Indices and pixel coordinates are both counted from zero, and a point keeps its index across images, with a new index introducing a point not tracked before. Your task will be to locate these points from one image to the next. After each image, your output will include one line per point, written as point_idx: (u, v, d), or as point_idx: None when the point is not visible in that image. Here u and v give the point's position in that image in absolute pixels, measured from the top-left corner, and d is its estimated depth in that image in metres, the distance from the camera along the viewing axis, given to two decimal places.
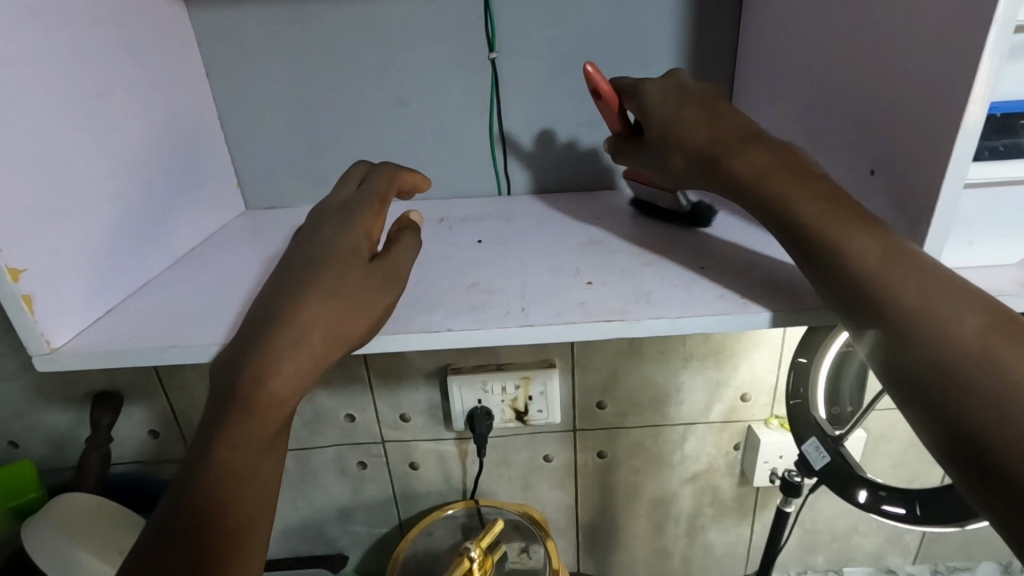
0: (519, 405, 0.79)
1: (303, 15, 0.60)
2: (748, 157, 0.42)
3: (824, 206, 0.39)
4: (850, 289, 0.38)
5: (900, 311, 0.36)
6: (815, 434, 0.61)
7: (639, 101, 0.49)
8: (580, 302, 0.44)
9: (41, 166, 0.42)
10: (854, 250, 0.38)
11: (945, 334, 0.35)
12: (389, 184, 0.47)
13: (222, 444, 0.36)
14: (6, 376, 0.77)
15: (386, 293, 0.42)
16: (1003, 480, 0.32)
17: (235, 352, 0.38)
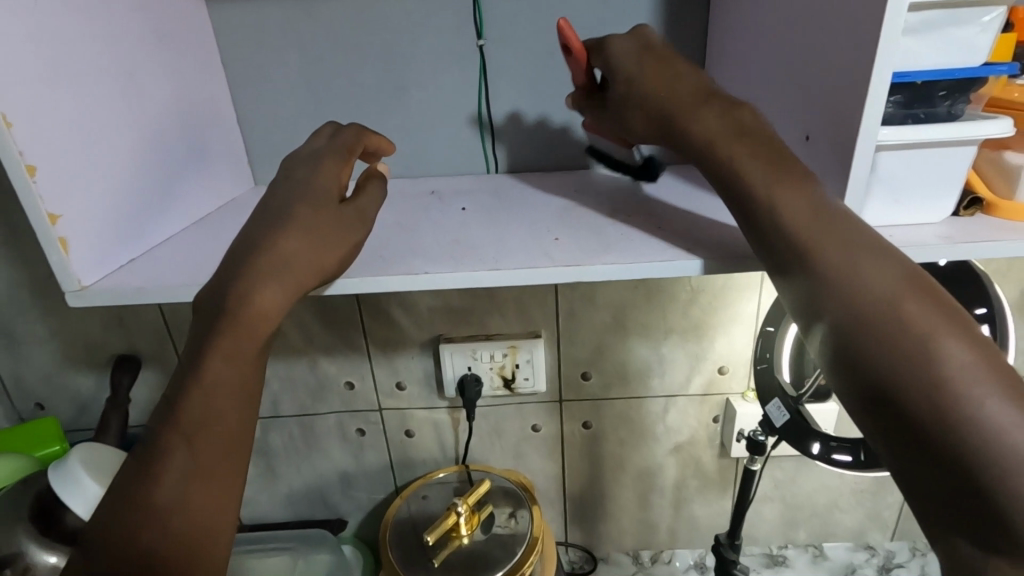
0: (507, 372, 0.84)
1: (309, 6, 0.66)
2: (700, 120, 0.46)
3: (762, 165, 0.43)
4: (785, 244, 0.41)
5: (830, 271, 0.39)
6: (777, 396, 0.65)
7: (606, 57, 0.54)
8: (548, 253, 0.49)
9: (79, 131, 0.48)
10: (787, 207, 0.41)
11: (867, 296, 0.38)
12: (356, 138, 0.53)
13: (211, 359, 0.42)
14: (37, 340, 0.84)
15: (354, 231, 0.48)
16: (917, 432, 0.35)
17: (219, 283, 0.43)
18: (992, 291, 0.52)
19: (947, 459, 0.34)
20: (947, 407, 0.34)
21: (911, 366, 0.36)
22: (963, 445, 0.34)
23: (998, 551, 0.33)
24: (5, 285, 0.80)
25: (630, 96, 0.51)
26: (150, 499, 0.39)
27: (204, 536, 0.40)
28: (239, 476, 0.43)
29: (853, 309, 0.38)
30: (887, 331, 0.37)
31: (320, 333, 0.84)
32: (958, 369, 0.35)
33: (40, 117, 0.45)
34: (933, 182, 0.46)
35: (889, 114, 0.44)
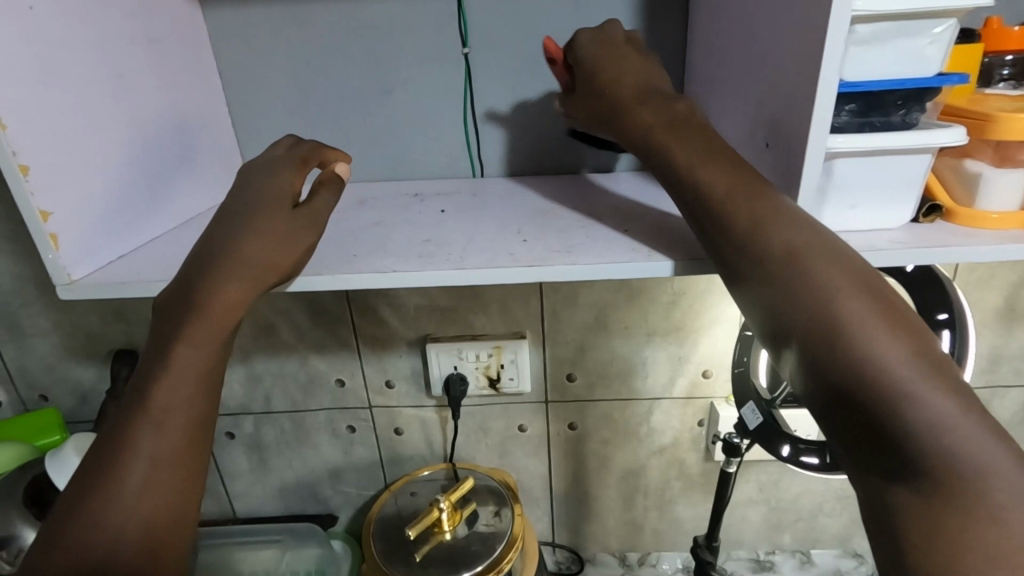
0: (492, 372, 0.86)
1: (300, 14, 0.69)
2: (640, 109, 0.50)
3: (691, 148, 0.46)
4: (719, 222, 0.44)
5: (752, 237, 0.42)
6: (751, 399, 0.66)
7: (574, 49, 0.57)
8: (513, 253, 0.52)
9: (72, 132, 0.51)
10: (710, 181, 0.45)
11: (781, 255, 0.41)
12: (314, 152, 0.56)
13: (180, 346, 0.45)
14: (40, 333, 0.87)
15: (308, 235, 0.50)
16: (844, 398, 0.37)
17: (186, 279, 0.47)
18: (950, 291, 0.55)
19: (849, 400, 0.37)
20: (847, 351, 0.37)
21: (823, 319, 0.38)
22: (861, 385, 0.36)
23: (902, 483, 0.35)
24: (10, 280, 0.83)
25: (589, 89, 0.54)
26: (117, 487, 0.42)
27: (171, 522, 0.44)
28: (197, 470, 0.46)
29: (770, 271, 0.41)
30: (796, 286, 0.40)
31: (310, 330, 0.87)
32: (855, 317, 0.38)
33: (33, 119, 0.47)
34: (889, 190, 0.47)
35: (845, 122, 0.46)
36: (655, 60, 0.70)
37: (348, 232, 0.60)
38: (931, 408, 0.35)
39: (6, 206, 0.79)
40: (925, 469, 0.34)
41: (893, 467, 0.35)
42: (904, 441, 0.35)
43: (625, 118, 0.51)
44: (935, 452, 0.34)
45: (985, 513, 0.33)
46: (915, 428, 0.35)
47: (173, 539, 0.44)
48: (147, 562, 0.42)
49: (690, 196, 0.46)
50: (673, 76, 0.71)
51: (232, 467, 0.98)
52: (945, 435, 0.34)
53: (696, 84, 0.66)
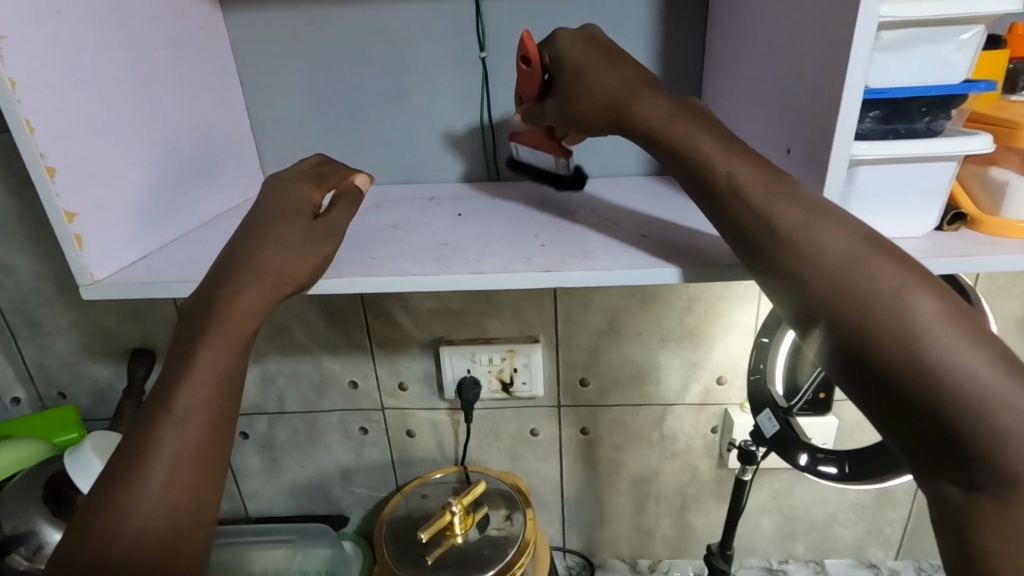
0: (505, 376, 0.86)
1: (319, 18, 0.70)
2: (650, 107, 0.49)
3: (716, 146, 0.46)
4: (762, 222, 0.43)
5: (805, 239, 0.41)
6: (768, 406, 0.66)
7: (555, 52, 0.55)
8: (530, 258, 0.52)
9: (97, 135, 0.51)
10: (744, 180, 0.44)
11: (838, 258, 0.40)
12: (343, 170, 0.58)
13: (204, 348, 0.46)
14: (59, 331, 0.88)
15: (325, 245, 0.51)
16: (915, 400, 0.37)
17: (209, 284, 0.48)
18: (977, 302, 0.53)
19: (927, 406, 0.37)
20: (919, 356, 0.37)
21: (886, 321, 0.38)
22: (940, 391, 0.36)
23: (977, 487, 0.36)
24: (31, 279, 0.85)
25: (580, 88, 0.53)
26: (141, 481, 0.42)
27: (192, 517, 0.44)
28: (218, 466, 0.46)
29: (799, 253, 0.41)
30: (861, 290, 0.39)
31: (324, 331, 0.87)
32: (925, 319, 0.37)
33: (62, 123, 0.48)
34: (912, 198, 0.46)
35: (868, 129, 0.45)
36: (673, 64, 0.70)
37: (365, 234, 0.60)
38: (1013, 412, 0.35)
39: (29, 206, 0.80)
40: (1003, 468, 0.35)
41: (970, 469, 0.36)
42: (987, 445, 0.35)
43: (632, 114, 0.50)
44: (1015, 458, 0.35)
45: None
46: (999, 432, 0.35)
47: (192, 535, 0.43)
48: (165, 556, 0.41)
49: (721, 193, 0.45)
50: (691, 81, 0.71)
51: (244, 466, 0.99)
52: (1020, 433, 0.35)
53: (715, 89, 0.66)
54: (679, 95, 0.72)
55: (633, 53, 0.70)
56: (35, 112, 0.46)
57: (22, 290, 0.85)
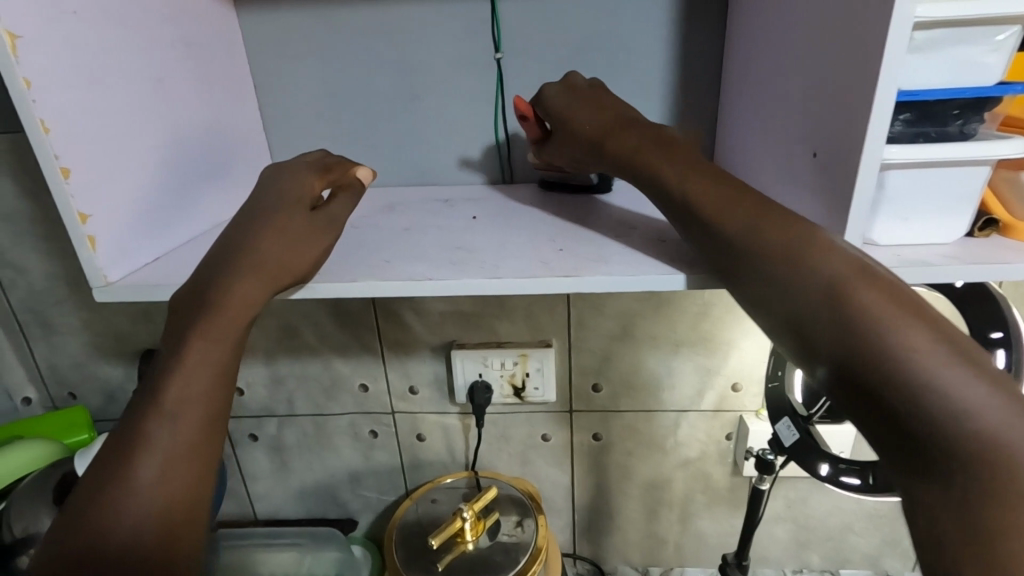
0: (517, 380, 0.85)
1: (333, 18, 0.69)
2: (625, 138, 0.52)
3: (675, 164, 0.48)
4: (713, 226, 0.44)
5: (748, 240, 0.42)
6: (787, 415, 0.64)
7: (547, 106, 0.60)
8: (548, 262, 0.51)
9: (110, 136, 0.51)
10: (698, 191, 0.45)
11: (776, 253, 0.40)
12: (341, 164, 0.59)
13: (195, 341, 0.46)
14: (71, 332, 0.88)
15: (324, 237, 0.52)
16: (860, 387, 0.35)
17: (204, 276, 0.48)
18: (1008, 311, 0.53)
19: (865, 395, 0.35)
20: (853, 343, 0.36)
21: (826, 310, 0.37)
22: (877, 378, 0.35)
23: (933, 475, 0.33)
24: (44, 279, 0.84)
25: (566, 133, 0.57)
26: (129, 485, 0.41)
27: (183, 517, 0.42)
28: (211, 463, 0.45)
29: (746, 253, 0.42)
30: (800, 284, 0.39)
31: (335, 333, 0.87)
32: (864, 306, 0.36)
33: (76, 123, 0.48)
34: (943, 203, 0.45)
35: (898, 132, 0.44)
36: (691, 67, 0.69)
37: (380, 237, 0.60)
38: (954, 395, 0.33)
39: (42, 206, 0.80)
40: (950, 450, 0.32)
41: (919, 461, 0.34)
42: (929, 432, 0.33)
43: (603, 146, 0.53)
44: (962, 437, 0.32)
45: (1018, 496, 0.31)
46: (937, 416, 0.33)
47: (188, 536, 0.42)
48: (161, 552, 0.41)
49: (680, 208, 0.46)
50: (708, 84, 0.70)
51: (254, 468, 0.98)
52: (960, 413, 0.33)
53: (734, 92, 0.64)
54: (697, 98, 0.71)
55: (650, 54, 0.69)
56: (50, 112, 0.45)
57: (34, 289, 0.85)
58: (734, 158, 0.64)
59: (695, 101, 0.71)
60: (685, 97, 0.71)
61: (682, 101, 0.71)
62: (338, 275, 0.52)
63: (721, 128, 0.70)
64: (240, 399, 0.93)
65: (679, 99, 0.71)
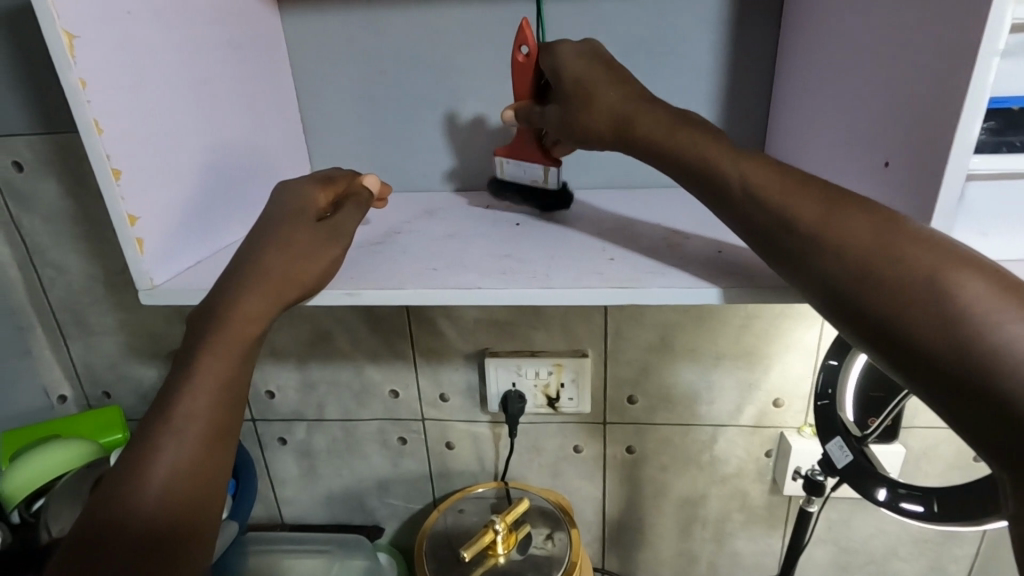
0: (551, 391, 0.84)
1: (377, 22, 0.69)
2: (654, 122, 0.50)
3: (724, 152, 0.47)
4: (780, 217, 0.42)
5: (826, 232, 0.41)
6: (839, 434, 0.62)
7: (553, 57, 0.56)
8: (600, 272, 0.50)
9: (159, 138, 0.51)
10: (759, 180, 0.44)
11: (857, 248, 0.39)
12: (349, 179, 0.60)
13: (204, 353, 0.47)
14: (106, 332, 0.88)
15: (332, 247, 0.51)
16: (967, 389, 0.34)
17: (216, 291, 0.49)
18: None
19: (970, 390, 0.34)
20: (962, 337, 0.34)
21: (921, 305, 0.36)
22: (984, 375, 0.33)
23: None
24: (82, 279, 0.85)
25: (578, 100, 0.54)
26: (140, 485, 0.43)
27: (196, 514, 0.45)
28: (222, 472, 0.47)
29: (824, 242, 0.40)
30: (889, 275, 0.38)
31: (366, 337, 0.86)
32: (971, 297, 0.35)
33: (127, 126, 0.47)
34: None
35: (981, 141, 0.41)
36: (740, 72, 0.68)
37: (423, 243, 0.59)
38: None
39: (84, 207, 0.80)
40: None
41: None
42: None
43: (628, 130, 0.51)
44: None
45: None
46: None
47: (202, 529, 0.45)
48: (166, 554, 0.42)
49: (738, 197, 0.45)
50: (757, 89, 0.68)
51: (282, 472, 0.98)
52: None
53: (791, 98, 0.62)
54: (746, 104, 0.69)
55: (699, 60, 0.68)
56: (104, 114, 0.45)
57: (73, 289, 0.86)
58: (791, 165, 0.62)
59: (743, 108, 0.69)
60: (733, 103, 0.69)
61: (729, 106, 0.69)
62: (387, 282, 0.51)
63: (772, 134, 0.67)
64: (270, 402, 0.92)
65: (727, 106, 0.69)
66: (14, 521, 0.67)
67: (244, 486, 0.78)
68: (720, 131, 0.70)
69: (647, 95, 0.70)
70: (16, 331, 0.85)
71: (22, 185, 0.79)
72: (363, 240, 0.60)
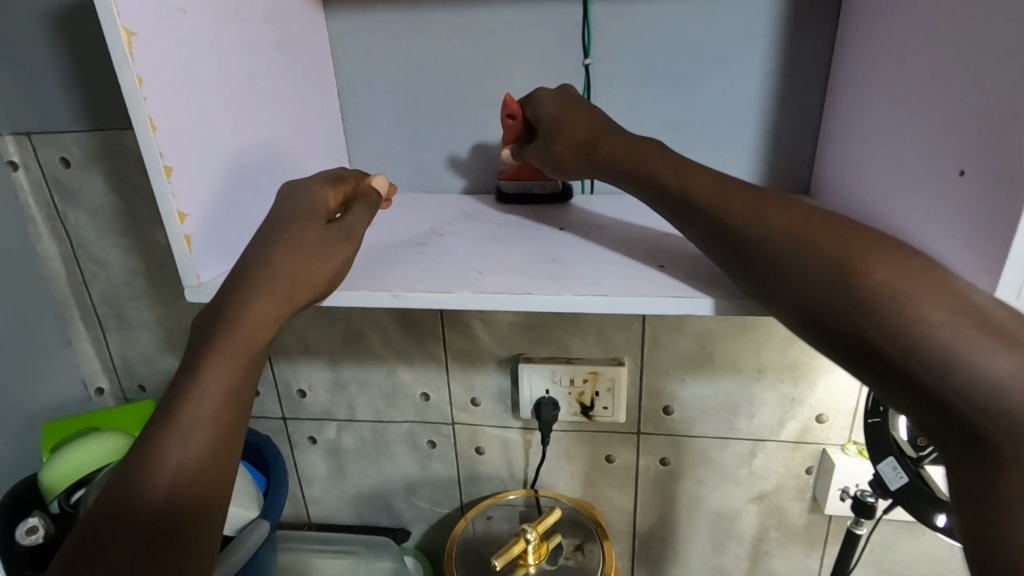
0: (586, 399, 0.82)
1: (422, 22, 0.68)
2: (609, 144, 0.55)
3: (661, 162, 0.51)
4: (716, 218, 0.46)
5: (761, 229, 0.43)
6: (892, 455, 0.59)
7: (536, 107, 0.61)
8: (654, 279, 0.50)
9: (209, 135, 0.51)
10: (695, 186, 0.48)
11: (785, 239, 0.42)
12: (360, 179, 0.60)
13: (213, 358, 0.46)
14: (145, 326, 0.90)
15: (344, 249, 0.52)
16: (892, 367, 0.36)
17: (222, 295, 0.49)
18: None
19: (890, 369, 0.36)
20: (873, 319, 0.37)
21: (838, 291, 0.38)
22: (902, 351, 0.36)
23: (983, 456, 0.34)
24: (122, 273, 0.86)
25: (556, 135, 0.59)
26: (149, 486, 0.42)
27: (203, 513, 0.44)
28: (228, 479, 0.47)
29: (755, 239, 0.43)
30: (813, 266, 0.40)
31: (399, 339, 0.85)
32: (885, 284, 0.37)
33: (180, 124, 0.47)
34: None
35: None
36: (793, 76, 0.66)
37: (466, 245, 0.58)
38: (981, 366, 0.33)
39: (126, 202, 0.81)
40: (989, 424, 0.33)
41: (964, 428, 0.34)
42: (966, 404, 0.34)
43: (601, 157, 0.55)
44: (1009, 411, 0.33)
45: None
46: (970, 390, 0.33)
47: (206, 534, 0.44)
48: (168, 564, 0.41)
49: (680, 203, 0.48)
50: (810, 93, 0.66)
51: (310, 471, 0.98)
52: (991, 384, 0.33)
53: (847, 103, 0.60)
54: (799, 108, 0.67)
55: (750, 64, 0.66)
56: (158, 111, 0.45)
57: (114, 282, 0.87)
58: (847, 172, 0.60)
59: (794, 114, 0.67)
60: (784, 107, 0.67)
61: (781, 111, 0.67)
62: (434, 285, 0.50)
63: (825, 140, 0.65)
64: (302, 401, 0.93)
65: (777, 112, 0.67)
66: (53, 511, 0.69)
67: (275, 488, 0.78)
68: (771, 137, 0.68)
69: (695, 98, 0.68)
70: (58, 323, 0.87)
71: (69, 181, 0.81)
72: (408, 241, 0.60)
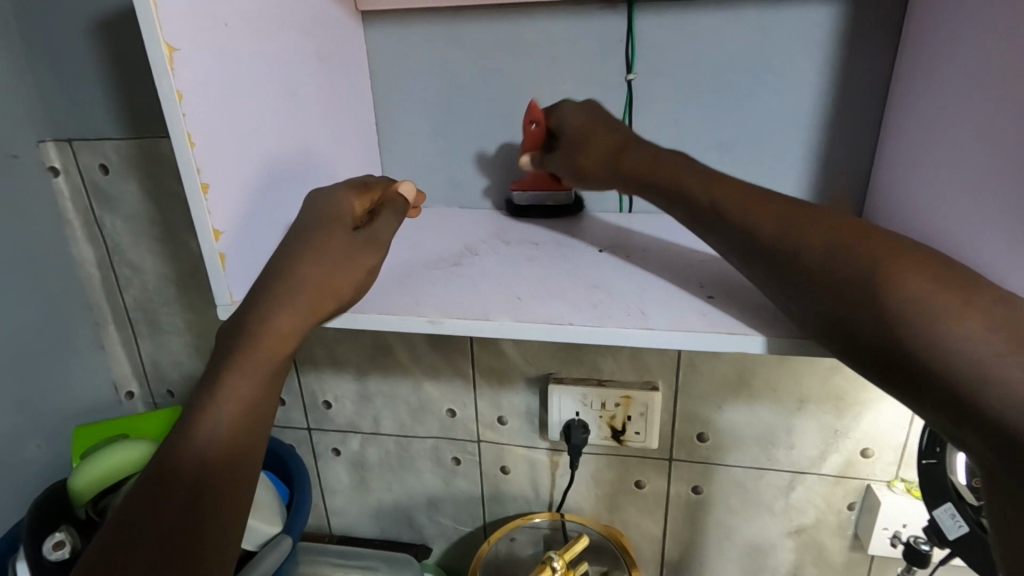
0: (617, 423, 0.79)
1: (461, 35, 0.67)
2: (631, 158, 0.54)
3: (683, 175, 0.50)
4: (742, 228, 0.45)
5: (790, 243, 0.42)
6: (950, 500, 0.55)
7: (562, 119, 0.61)
8: (700, 311, 0.47)
9: (246, 148, 0.50)
10: (720, 198, 0.47)
11: (819, 253, 0.40)
12: (385, 185, 0.59)
13: (234, 371, 0.45)
14: (176, 332, 0.90)
15: (366, 258, 0.51)
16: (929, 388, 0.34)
17: (246, 306, 0.48)
18: None
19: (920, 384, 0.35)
20: (904, 337, 0.35)
21: (870, 307, 0.37)
22: (939, 372, 0.34)
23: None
24: (156, 279, 0.87)
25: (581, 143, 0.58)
26: (165, 492, 0.42)
27: (230, 519, 0.43)
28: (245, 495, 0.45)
29: (784, 252, 0.42)
30: (846, 279, 0.39)
31: (427, 354, 0.84)
32: (903, 295, 0.36)
33: (217, 138, 0.46)
34: None
35: None
36: (847, 95, 0.62)
37: (502, 267, 0.56)
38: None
39: (162, 210, 0.82)
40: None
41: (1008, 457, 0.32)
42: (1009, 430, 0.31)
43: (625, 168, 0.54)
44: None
45: None
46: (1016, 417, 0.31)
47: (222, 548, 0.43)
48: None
49: (707, 215, 0.47)
50: (865, 113, 0.63)
51: (333, 482, 0.97)
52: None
53: (906, 123, 0.58)
54: (852, 128, 0.64)
55: (802, 81, 0.63)
56: (197, 126, 0.44)
57: (147, 287, 0.87)
58: (906, 197, 0.57)
59: (848, 134, 0.64)
60: (837, 127, 0.64)
61: (833, 131, 0.64)
62: (472, 310, 0.48)
63: (882, 163, 0.62)
64: (327, 412, 0.92)
65: (830, 132, 0.64)
66: (81, 518, 0.69)
67: (298, 502, 0.77)
68: (821, 157, 0.65)
69: (742, 115, 0.65)
70: (91, 326, 0.88)
71: (107, 188, 0.82)
72: (444, 260, 0.58)
